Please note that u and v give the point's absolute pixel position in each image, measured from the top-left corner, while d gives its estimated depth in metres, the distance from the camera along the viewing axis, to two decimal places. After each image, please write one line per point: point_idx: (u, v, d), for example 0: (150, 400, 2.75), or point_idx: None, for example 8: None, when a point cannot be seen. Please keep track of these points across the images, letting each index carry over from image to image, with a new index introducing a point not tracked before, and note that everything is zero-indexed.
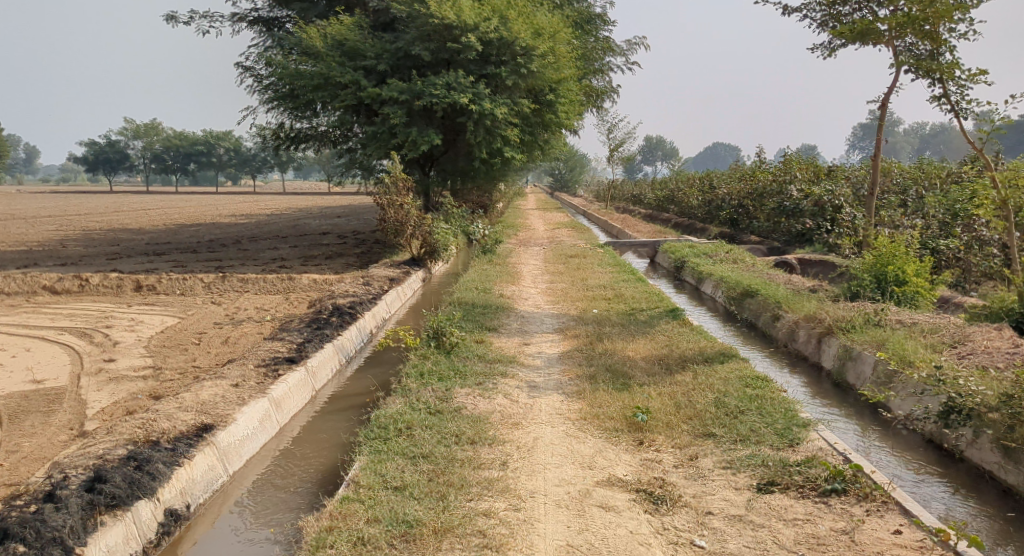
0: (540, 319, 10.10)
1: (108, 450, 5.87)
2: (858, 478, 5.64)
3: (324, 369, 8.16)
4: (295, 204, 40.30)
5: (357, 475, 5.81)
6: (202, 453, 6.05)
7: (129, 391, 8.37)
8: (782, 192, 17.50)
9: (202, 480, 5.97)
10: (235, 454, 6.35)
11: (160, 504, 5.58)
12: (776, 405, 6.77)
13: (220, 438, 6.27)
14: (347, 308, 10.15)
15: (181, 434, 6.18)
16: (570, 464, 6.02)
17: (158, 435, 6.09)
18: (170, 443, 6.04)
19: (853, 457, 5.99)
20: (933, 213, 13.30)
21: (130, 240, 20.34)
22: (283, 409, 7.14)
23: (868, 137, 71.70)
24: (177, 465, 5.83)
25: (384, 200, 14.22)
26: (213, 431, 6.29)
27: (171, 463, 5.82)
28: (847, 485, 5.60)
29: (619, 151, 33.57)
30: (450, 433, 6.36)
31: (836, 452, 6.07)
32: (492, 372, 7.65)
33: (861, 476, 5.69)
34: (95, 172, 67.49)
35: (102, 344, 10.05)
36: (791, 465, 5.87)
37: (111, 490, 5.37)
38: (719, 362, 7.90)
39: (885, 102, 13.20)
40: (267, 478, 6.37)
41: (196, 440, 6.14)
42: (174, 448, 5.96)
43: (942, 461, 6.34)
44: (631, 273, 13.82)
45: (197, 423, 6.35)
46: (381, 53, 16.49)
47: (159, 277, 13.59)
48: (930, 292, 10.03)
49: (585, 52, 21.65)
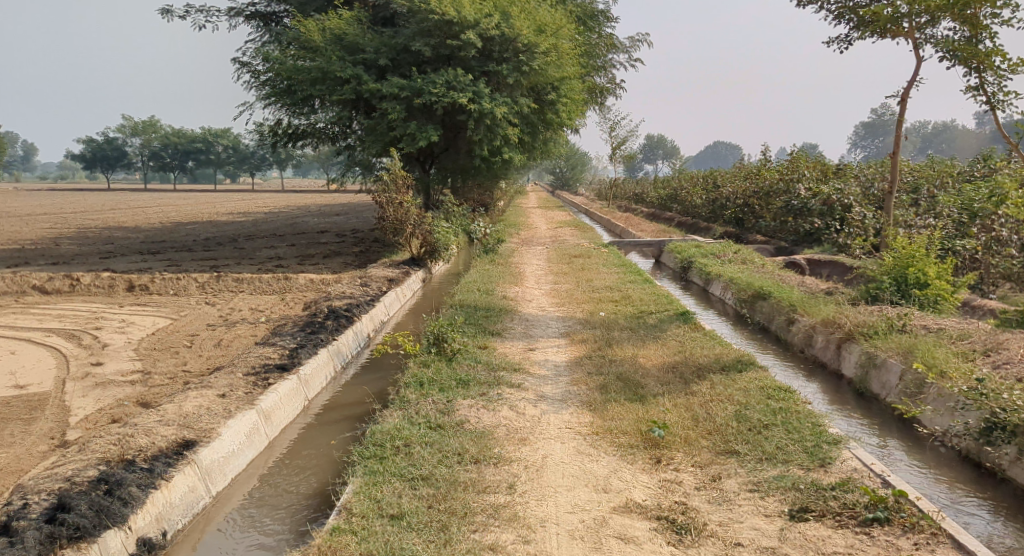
0: (545, 323, 9.66)
1: (77, 471, 5.45)
2: (902, 506, 5.21)
3: (317, 376, 7.72)
4: (293, 202, 39.80)
5: (349, 501, 5.38)
6: (182, 473, 5.63)
7: (115, 397, 7.95)
8: (789, 191, 17.00)
9: (181, 503, 5.55)
10: (219, 473, 5.93)
11: (132, 534, 5.16)
12: (802, 419, 6.34)
13: (203, 456, 5.84)
14: (343, 310, 9.72)
15: (159, 451, 5.75)
16: (583, 487, 5.60)
17: (134, 454, 5.67)
18: (147, 462, 5.62)
19: (892, 480, 5.56)
20: (948, 212, 12.84)
21: (124, 239, 19.92)
22: (273, 422, 6.72)
23: (870, 136, 71.00)
24: (153, 489, 5.40)
25: (383, 198, 13.79)
26: (194, 449, 5.85)
27: (146, 486, 5.40)
28: (891, 514, 5.16)
29: (620, 149, 33.13)
30: (453, 451, 5.93)
31: (872, 474, 5.64)
32: (496, 381, 7.22)
33: (904, 503, 5.25)
34: (94, 169, 66.91)
35: (91, 347, 9.62)
36: (825, 489, 5.44)
37: (75, 520, 4.98)
38: (737, 370, 7.48)
39: (904, 98, 12.76)
40: (254, 499, 5.95)
41: (176, 459, 5.71)
42: (151, 469, 5.54)
43: (983, 482, 5.93)
44: (637, 273, 13.38)
45: (179, 440, 5.92)
46: (381, 48, 16.07)
47: (152, 277, 13.14)
48: (953, 295, 9.63)
49: (586, 49, 21.21)
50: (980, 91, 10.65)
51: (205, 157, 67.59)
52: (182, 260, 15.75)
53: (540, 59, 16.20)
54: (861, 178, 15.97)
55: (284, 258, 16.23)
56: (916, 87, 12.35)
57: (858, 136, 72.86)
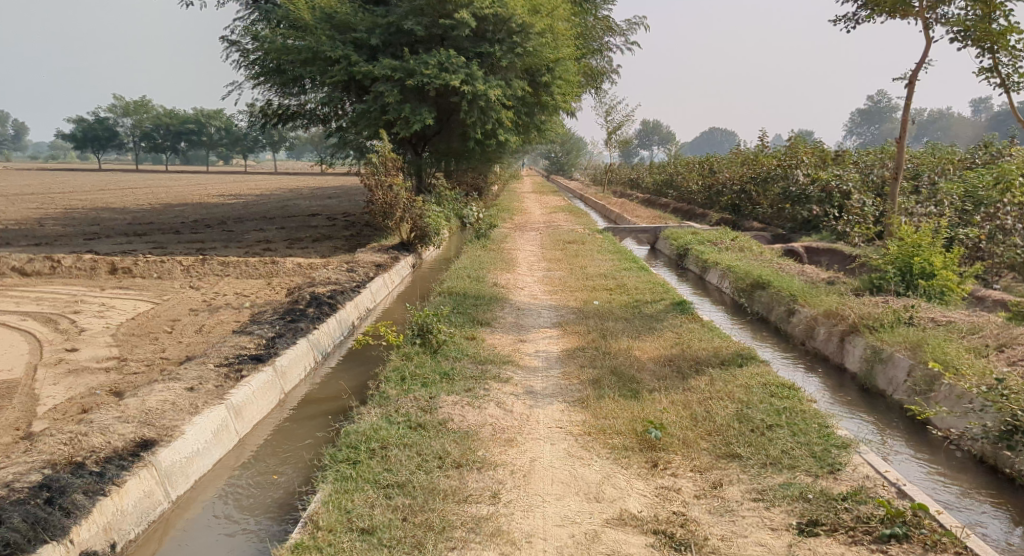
0: (538, 312, 9.28)
1: (18, 476, 5.09)
2: (922, 521, 4.85)
3: (295, 369, 7.33)
4: (285, 184, 39.14)
5: (316, 513, 5.01)
6: (136, 478, 5.28)
7: (87, 386, 7.55)
8: (787, 177, 16.58)
9: (135, 510, 5.21)
10: (181, 475, 5.58)
11: (73, 547, 4.81)
12: (808, 420, 5.98)
13: (163, 457, 5.49)
14: (326, 297, 9.31)
15: (113, 452, 5.39)
16: (574, 495, 5.24)
17: (85, 456, 5.31)
18: (98, 466, 5.26)
19: (907, 489, 5.22)
20: (950, 200, 12.48)
21: (111, 219, 19.38)
22: (244, 418, 6.35)
23: (865, 125, 70.26)
24: (102, 496, 5.05)
25: (372, 180, 13.36)
26: (153, 450, 5.50)
27: (93, 493, 5.04)
28: (910, 531, 4.80)
29: (617, 133, 32.65)
30: (433, 454, 5.56)
31: (886, 482, 5.30)
32: (484, 376, 6.84)
33: (923, 518, 4.90)
34: (85, 149, 65.73)
35: (67, 331, 9.20)
36: (835, 500, 5.09)
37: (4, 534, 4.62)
38: (737, 365, 7.10)
39: (913, 80, 12.32)
40: (219, 504, 5.60)
41: (130, 462, 5.35)
42: (101, 473, 5.18)
43: (1002, 489, 5.60)
44: (632, 261, 12.99)
45: (137, 439, 5.56)
46: (372, 27, 15.43)
47: (136, 259, 12.65)
48: (960, 287, 9.26)
49: (582, 31, 20.67)
50: (995, 72, 10.23)
51: (198, 138, 66.78)
52: (167, 243, 15.28)
53: (535, 40, 15.79)
54: (861, 164, 15.58)
55: (273, 241, 15.79)
56: (925, 69, 11.93)
57: (856, 123, 71.67)
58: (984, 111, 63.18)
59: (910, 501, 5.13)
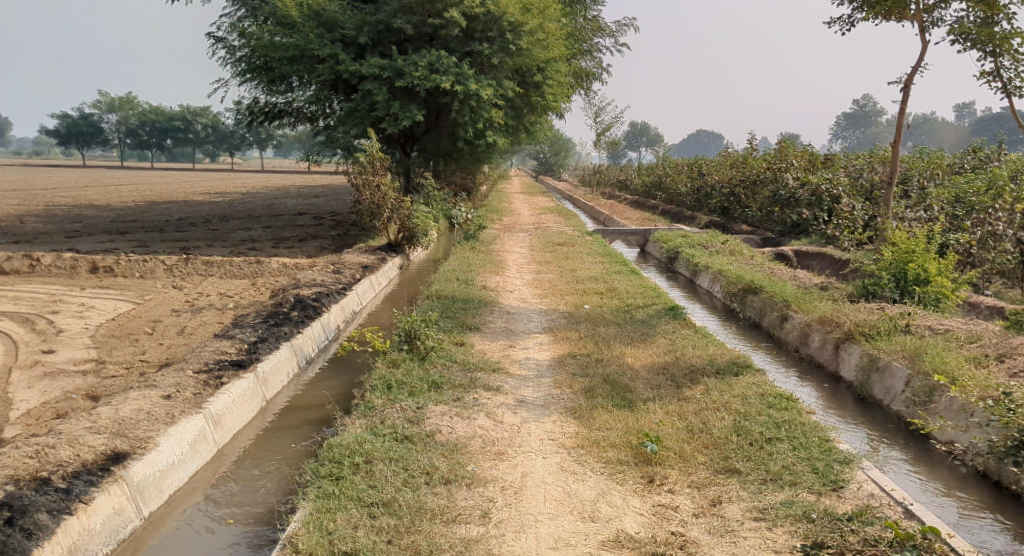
0: (527, 316, 9.09)
1: None
2: (932, 545, 4.58)
3: (276, 375, 7.11)
4: (272, 183, 38.67)
5: (295, 534, 4.81)
6: (106, 494, 5.07)
7: (63, 390, 7.29)
8: (776, 180, 16.42)
9: (104, 528, 5.00)
10: (155, 490, 5.38)
11: None
12: (808, 433, 5.83)
13: (135, 471, 5.29)
14: (311, 300, 9.09)
15: (82, 467, 5.17)
16: (567, 515, 5.07)
17: (51, 471, 5.09)
18: (65, 481, 5.04)
19: (914, 509, 5.08)
20: (940, 204, 12.16)
21: (93, 217, 19.00)
22: (223, 428, 6.14)
23: (852, 128, 70.22)
24: (68, 515, 4.84)
25: (359, 180, 13.12)
26: (125, 463, 5.29)
27: (58, 511, 4.83)
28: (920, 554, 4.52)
29: (605, 134, 32.53)
30: (420, 469, 5.37)
31: (892, 502, 5.16)
32: (472, 384, 6.64)
33: (933, 541, 4.63)
34: (69, 145, 64.98)
35: (44, 333, 8.91)
36: (841, 520, 4.93)
37: None
38: (733, 374, 6.92)
39: (908, 84, 12.20)
40: (194, 520, 5.40)
41: (100, 477, 5.14)
42: (68, 490, 4.97)
43: (1009, 509, 5.48)
44: (622, 264, 12.81)
45: (108, 451, 5.35)
46: (361, 25, 15.19)
47: (117, 258, 12.36)
48: (955, 294, 9.07)
49: (572, 31, 20.51)
50: (994, 76, 10.10)
51: (184, 135, 66.32)
52: (150, 242, 14.97)
53: (526, 40, 15.62)
54: (850, 168, 15.48)
55: (258, 241, 15.52)
56: (920, 73, 11.83)
57: (841, 127, 71.42)
58: (967, 116, 63.61)
59: (917, 522, 4.99)
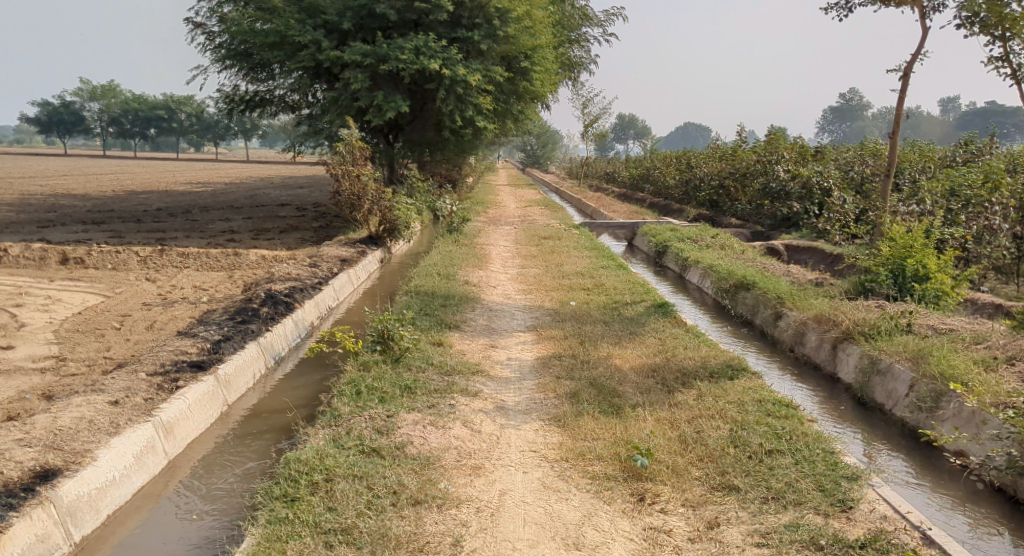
0: (511, 314, 8.65)
1: None
2: None
3: (239, 378, 6.68)
4: (256, 173, 38.00)
5: None
6: (29, 518, 4.67)
7: (18, 389, 6.80)
8: (767, 172, 16.05)
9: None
10: (89, 510, 5.00)
11: None
12: (811, 445, 5.44)
13: (66, 490, 4.90)
14: (283, 295, 8.62)
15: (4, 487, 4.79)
16: (549, 541, 4.68)
17: None
18: None
19: (934, 535, 4.73)
20: (935, 198, 11.78)
21: (69, 207, 18.35)
22: (175, 437, 5.75)
23: (840, 122, 69.98)
24: None
25: (339, 170, 12.60)
26: (54, 482, 4.90)
27: None
28: None
29: (593, 126, 32.07)
30: (387, 489, 4.96)
31: (909, 526, 4.80)
32: (449, 389, 6.21)
33: None
34: (51, 133, 63.89)
35: (5, 327, 8.39)
36: (850, 547, 4.56)
37: None
38: (728, 378, 6.52)
39: (906, 72, 11.81)
40: (134, 544, 5.01)
41: (24, 499, 4.74)
42: None
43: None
44: (610, 258, 12.37)
45: (38, 469, 4.97)
46: (344, 11, 14.58)
47: (89, 248, 11.81)
48: (955, 290, 8.69)
49: (560, 20, 20.05)
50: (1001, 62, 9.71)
51: (169, 125, 65.28)
52: (125, 232, 14.43)
53: (513, 27, 15.17)
54: (840, 160, 15.10)
55: (237, 232, 15.00)
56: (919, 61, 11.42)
57: (828, 120, 71.21)
58: (953, 110, 63.51)
59: (937, 550, 4.64)
